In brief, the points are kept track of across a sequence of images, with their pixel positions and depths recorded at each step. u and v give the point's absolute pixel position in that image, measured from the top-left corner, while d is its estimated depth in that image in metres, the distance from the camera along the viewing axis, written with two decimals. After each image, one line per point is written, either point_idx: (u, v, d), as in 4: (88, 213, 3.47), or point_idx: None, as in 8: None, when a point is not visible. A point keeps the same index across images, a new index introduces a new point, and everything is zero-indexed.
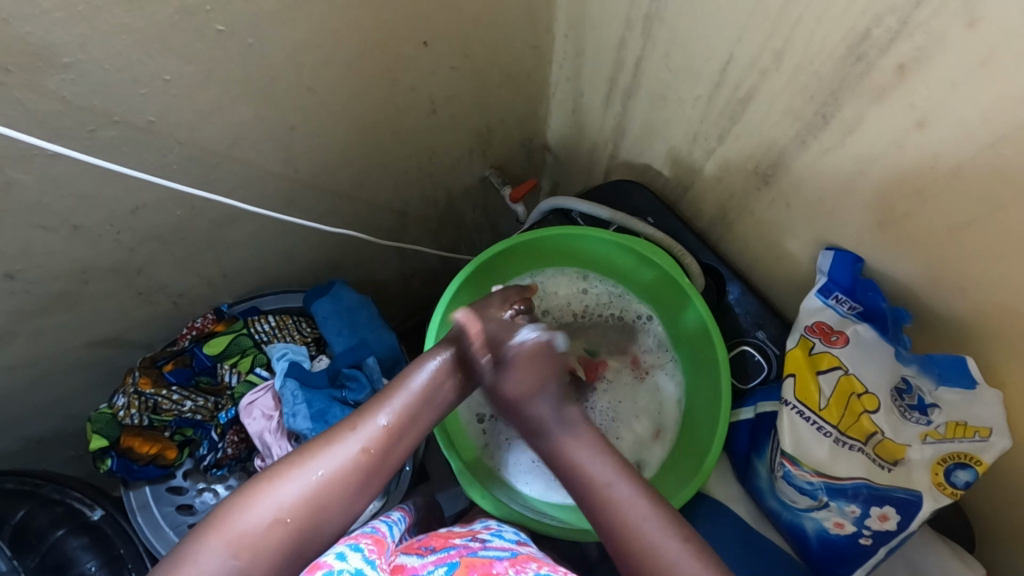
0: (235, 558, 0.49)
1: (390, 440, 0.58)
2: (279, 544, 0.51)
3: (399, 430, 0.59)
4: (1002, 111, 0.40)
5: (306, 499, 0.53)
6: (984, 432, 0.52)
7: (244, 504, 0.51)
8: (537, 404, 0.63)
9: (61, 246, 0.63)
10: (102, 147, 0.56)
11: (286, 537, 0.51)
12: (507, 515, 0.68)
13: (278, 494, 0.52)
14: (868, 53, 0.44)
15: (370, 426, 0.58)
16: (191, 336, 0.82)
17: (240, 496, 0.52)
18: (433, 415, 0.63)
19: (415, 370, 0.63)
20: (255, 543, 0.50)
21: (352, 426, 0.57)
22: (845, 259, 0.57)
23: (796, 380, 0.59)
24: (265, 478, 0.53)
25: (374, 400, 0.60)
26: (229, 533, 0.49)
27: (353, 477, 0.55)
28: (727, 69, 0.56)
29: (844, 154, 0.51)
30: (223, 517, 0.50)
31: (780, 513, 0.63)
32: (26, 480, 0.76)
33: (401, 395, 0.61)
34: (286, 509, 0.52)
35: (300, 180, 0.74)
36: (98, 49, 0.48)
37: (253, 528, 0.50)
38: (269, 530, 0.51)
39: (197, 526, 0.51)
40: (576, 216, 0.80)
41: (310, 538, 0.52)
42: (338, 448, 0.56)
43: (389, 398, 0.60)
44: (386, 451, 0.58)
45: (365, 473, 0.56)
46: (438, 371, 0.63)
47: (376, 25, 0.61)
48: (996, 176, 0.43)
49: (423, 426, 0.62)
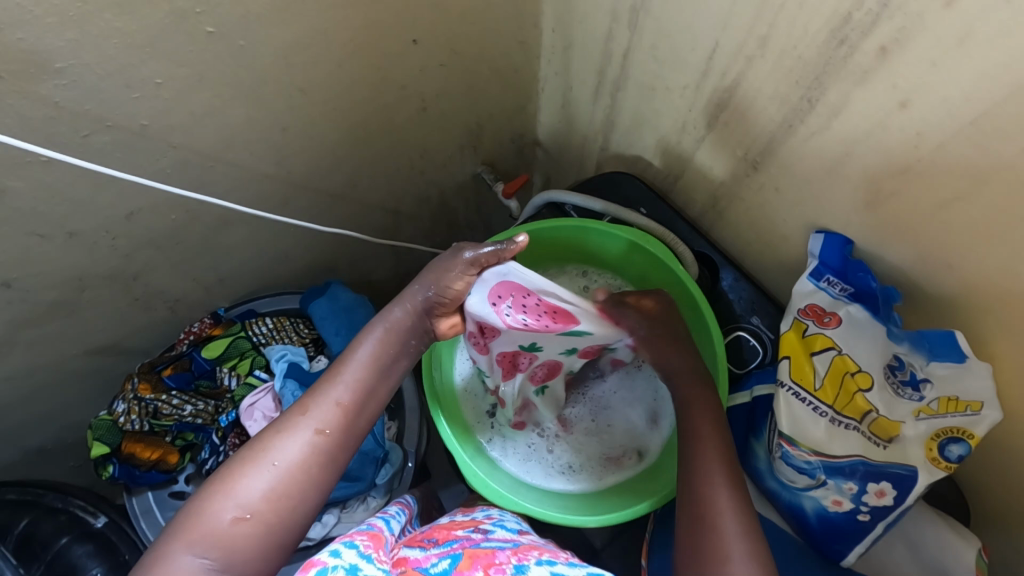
0: (206, 558, 0.49)
1: (344, 415, 0.58)
2: (249, 538, 0.51)
3: (354, 404, 0.59)
4: (981, 89, 0.41)
5: (268, 492, 0.52)
6: (975, 406, 0.53)
7: (206, 504, 0.51)
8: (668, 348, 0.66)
9: (57, 253, 0.63)
10: (95, 153, 0.56)
11: (256, 530, 0.51)
12: (510, 503, 0.69)
13: (239, 490, 0.52)
14: (850, 36, 0.45)
15: (322, 407, 0.57)
16: (189, 340, 0.82)
17: (203, 497, 0.52)
18: (387, 385, 0.62)
19: (359, 345, 0.62)
20: (223, 540, 0.50)
21: (303, 412, 0.57)
22: (834, 241, 0.58)
23: (791, 362, 0.60)
24: (223, 475, 0.53)
25: (325, 382, 0.60)
26: (195, 533, 0.49)
27: (313, 459, 0.55)
28: (713, 58, 0.57)
29: (831, 136, 0.52)
30: (187, 520, 0.50)
31: (779, 493, 0.63)
32: (28, 490, 0.77)
33: (350, 370, 0.60)
34: (252, 503, 0.51)
35: (293, 181, 0.75)
36: (90, 54, 0.49)
37: (218, 525, 0.50)
38: (236, 524, 0.50)
39: (163, 533, 0.51)
40: (569, 210, 0.81)
41: (281, 526, 0.52)
42: (291, 436, 0.55)
43: (338, 377, 0.60)
44: (342, 426, 0.58)
45: (327, 453, 0.56)
46: (383, 341, 0.63)
47: (364, 24, 0.61)
48: (978, 153, 0.44)
49: (377, 397, 0.61)
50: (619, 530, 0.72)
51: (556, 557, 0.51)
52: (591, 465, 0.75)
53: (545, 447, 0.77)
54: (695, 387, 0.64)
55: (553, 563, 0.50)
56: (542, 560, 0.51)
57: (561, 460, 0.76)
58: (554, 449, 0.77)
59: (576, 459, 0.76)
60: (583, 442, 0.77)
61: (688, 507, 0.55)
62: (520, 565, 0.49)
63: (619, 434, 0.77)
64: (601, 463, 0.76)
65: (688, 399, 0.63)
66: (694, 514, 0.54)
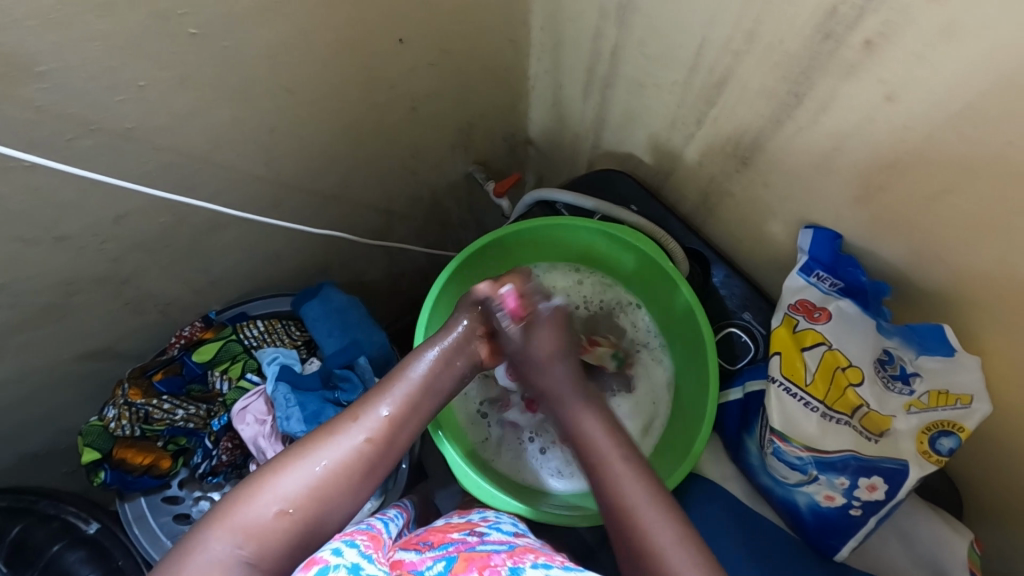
0: (241, 548, 0.49)
1: (391, 428, 0.58)
2: (286, 535, 0.51)
3: (401, 418, 0.60)
4: (968, 80, 0.40)
5: (310, 490, 0.53)
6: (965, 399, 0.53)
7: (250, 493, 0.52)
8: (551, 371, 0.67)
9: (44, 258, 0.62)
10: (81, 157, 0.56)
11: (293, 527, 0.51)
12: (505, 504, 0.69)
13: (283, 484, 0.52)
14: (836, 30, 0.45)
15: (373, 416, 0.58)
16: (180, 345, 0.81)
17: (247, 487, 0.53)
18: (432, 404, 0.63)
19: (414, 360, 0.63)
20: (261, 533, 0.50)
21: (353, 417, 0.58)
22: (824, 236, 0.58)
23: (781, 358, 0.59)
24: (271, 468, 0.54)
25: (376, 390, 0.61)
26: (237, 521, 0.50)
27: (358, 466, 0.56)
28: (701, 53, 0.57)
29: (819, 131, 0.52)
30: (230, 507, 0.51)
31: (773, 489, 0.63)
32: (21, 497, 0.76)
33: (402, 384, 0.61)
34: (293, 499, 0.52)
35: (283, 183, 0.74)
36: (72, 57, 0.48)
37: (260, 516, 0.51)
38: (277, 518, 0.51)
39: (204, 518, 0.51)
40: (560, 208, 0.80)
41: (315, 528, 0.53)
42: (341, 439, 0.56)
43: (390, 389, 0.61)
44: (388, 439, 0.58)
45: (370, 463, 0.56)
46: (436, 360, 0.64)
47: (351, 23, 0.61)
48: (965, 146, 0.44)
49: (423, 415, 0.62)
50: None
51: (552, 561, 0.51)
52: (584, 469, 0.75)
53: (537, 447, 0.77)
54: (580, 405, 0.65)
55: (549, 566, 0.50)
56: (538, 562, 0.50)
57: (552, 462, 0.77)
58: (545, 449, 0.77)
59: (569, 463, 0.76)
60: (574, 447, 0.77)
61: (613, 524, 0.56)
62: (515, 567, 0.49)
63: None
64: None
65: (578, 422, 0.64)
66: (621, 531, 0.55)
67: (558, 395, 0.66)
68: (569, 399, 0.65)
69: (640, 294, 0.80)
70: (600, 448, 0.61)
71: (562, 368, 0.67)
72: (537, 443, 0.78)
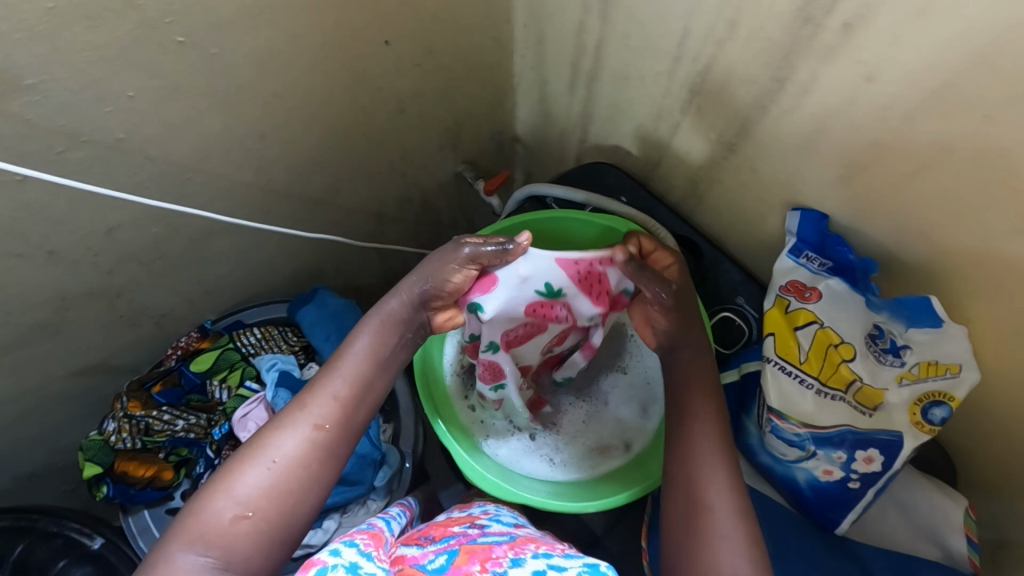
0: (208, 556, 0.48)
1: (343, 410, 0.56)
2: (251, 536, 0.50)
3: (353, 397, 0.57)
4: (944, 58, 0.42)
5: (267, 489, 0.51)
6: (955, 368, 0.55)
7: (204, 502, 0.50)
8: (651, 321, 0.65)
9: (37, 274, 0.62)
10: (72, 170, 0.56)
11: (256, 527, 0.50)
12: (512, 496, 0.70)
13: (238, 487, 0.51)
14: (815, 15, 0.46)
15: (321, 401, 0.56)
16: (177, 356, 0.82)
17: (202, 496, 0.51)
18: (388, 378, 0.61)
19: (354, 339, 0.60)
20: (223, 539, 0.49)
21: (300, 408, 0.56)
22: (811, 217, 0.60)
23: (775, 339, 0.61)
24: (222, 474, 0.52)
25: (320, 375, 0.58)
26: (196, 532, 0.49)
27: (314, 456, 0.54)
28: (684, 44, 0.58)
29: (802, 114, 0.53)
30: (186, 519, 0.49)
31: (773, 468, 0.64)
32: (20, 516, 0.75)
33: (347, 363, 0.59)
34: (251, 500, 0.50)
35: (274, 189, 0.74)
36: (59, 68, 0.48)
37: (218, 524, 0.49)
38: (236, 523, 0.49)
39: (166, 531, 0.50)
40: (551, 202, 0.81)
41: (283, 522, 0.51)
42: (289, 431, 0.54)
43: (334, 372, 0.58)
44: (342, 421, 0.56)
45: (326, 449, 0.55)
46: (381, 331, 0.60)
47: (338, 25, 0.61)
48: (943, 123, 0.45)
49: (378, 390, 0.60)
50: (620, 515, 0.73)
51: (553, 550, 0.51)
52: (579, 457, 0.76)
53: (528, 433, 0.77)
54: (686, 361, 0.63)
55: (549, 556, 0.50)
56: (538, 553, 0.51)
57: (544, 449, 0.77)
58: (537, 437, 0.77)
59: (562, 451, 0.76)
60: (571, 434, 0.77)
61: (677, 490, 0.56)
62: (516, 559, 0.49)
63: (611, 424, 0.77)
64: (590, 456, 0.76)
65: (680, 373, 0.63)
66: (685, 517, 0.54)
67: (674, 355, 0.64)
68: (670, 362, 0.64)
69: None
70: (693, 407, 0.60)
71: (681, 326, 0.64)
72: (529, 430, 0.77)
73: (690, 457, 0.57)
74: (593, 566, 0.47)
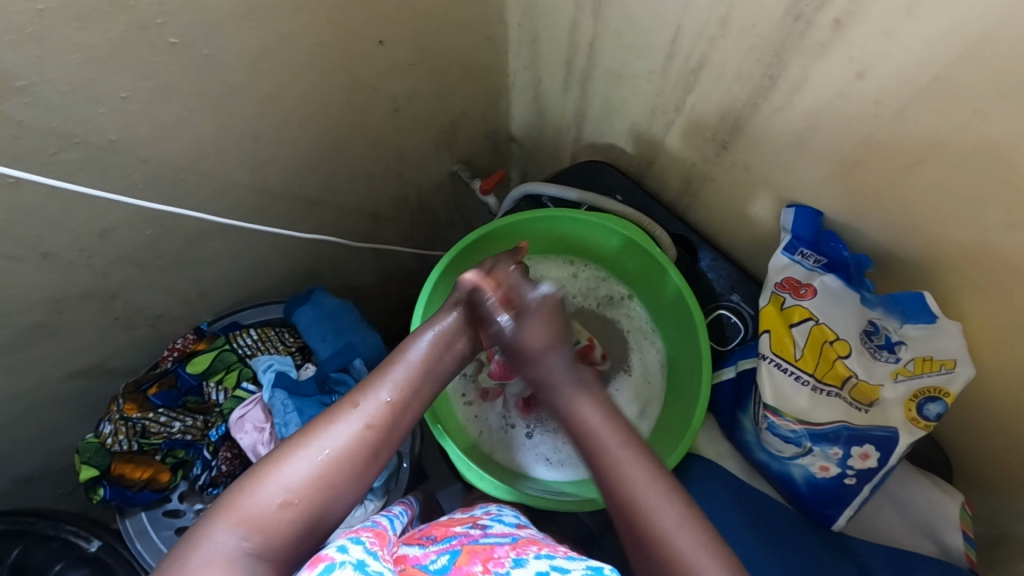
0: (248, 541, 0.47)
1: (393, 412, 0.57)
2: (291, 526, 0.49)
3: (403, 402, 0.58)
4: (934, 54, 0.42)
5: (313, 480, 0.51)
6: (949, 364, 0.55)
7: (251, 485, 0.50)
8: (546, 361, 0.65)
9: (31, 277, 0.62)
10: (64, 171, 0.56)
11: (299, 517, 0.49)
12: (509, 494, 0.70)
13: (286, 474, 0.51)
14: (806, 11, 0.46)
15: (374, 402, 0.57)
16: (173, 357, 0.81)
17: (248, 479, 0.51)
18: (433, 390, 0.62)
19: (410, 346, 0.62)
20: (266, 525, 0.48)
21: (353, 405, 0.56)
22: (805, 213, 0.59)
23: (771, 336, 0.61)
24: (271, 459, 0.52)
25: (374, 377, 0.59)
26: (241, 514, 0.48)
27: (360, 454, 0.54)
28: (677, 42, 0.58)
29: (794, 111, 0.53)
30: (231, 500, 0.49)
31: (769, 464, 0.64)
32: (17, 520, 0.75)
33: (401, 368, 0.60)
34: (297, 487, 0.50)
35: (268, 189, 0.74)
36: (51, 70, 0.48)
37: (264, 508, 0.49)
38: (282, 510, 0.49)
39: (206, 512, 0.49)
40: (546, 202, 0.81)
41: (323, 516, 0.51)
42: (341, 426, 0.54)
43: (387, 374, 0.59)
44: (391, 424, 0.57)
45: (372, 450, 0.55)
46: (435, 342, 0.63)
47: (331, 26, 0.61)
48: (934, 119, 0.45)
49: (425, 400, 0.61)
50: None
51: (556, 551, 0.51)
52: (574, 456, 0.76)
53: (527, 431, 0.78)
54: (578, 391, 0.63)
55: (552, 557, 0.50)
56: (541, 553, 0.51)
57: (541, 449, 0.77)
58: (533, 434, 0.78)
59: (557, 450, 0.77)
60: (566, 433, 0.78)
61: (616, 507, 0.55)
62: (519, 559, 0.49)
63: None
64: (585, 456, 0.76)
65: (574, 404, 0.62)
66: (634, 536, 0.53)
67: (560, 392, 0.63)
68: (566, 391, 0.63)
69: (631, 284, 0.81)
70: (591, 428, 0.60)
71: (546, 360, 0.65)
72: (527, 426, 0.78)
73: (613, 473, 0.56)
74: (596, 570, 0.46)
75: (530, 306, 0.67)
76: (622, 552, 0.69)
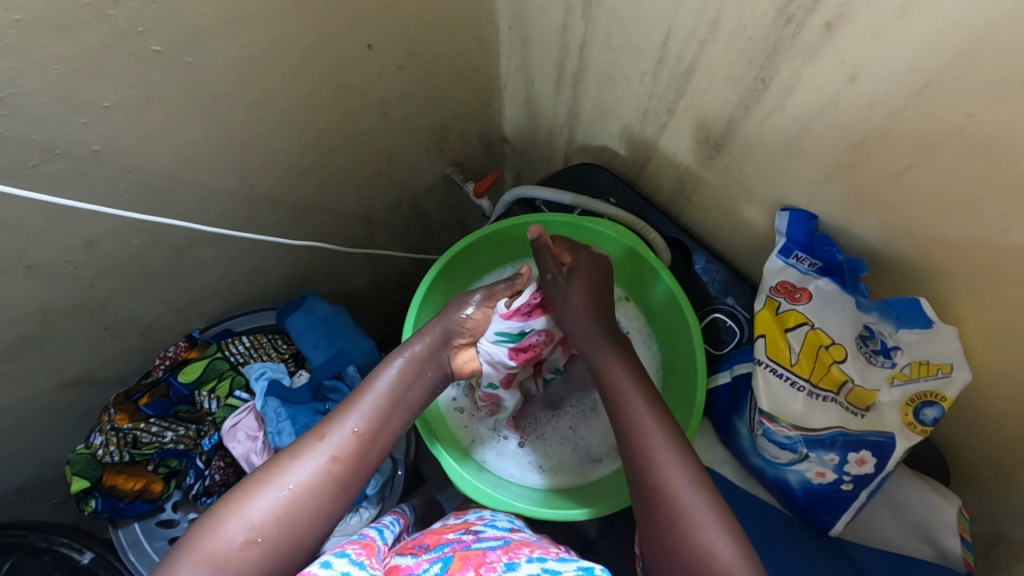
0: None
1: (360, 444, 0.56)
2: (256, 563, 0.49)
3: (369, 433, 0.58)
4: (926, 58, 0.41)
5: (277, 516, 0.50)
6: (946, 368, 0.54)
7: (215, 524, 0.49)
8: (586, 316, 0.66)
9: (16, 289, 0.61)
10: (47, 182, 0.55)
11: (263, 555, 0.49)
12: (502, 505, 0.69)
13: (249, 511, 0.50)
14: (797, 14, 0.45)
15: (340, 433, 0.56)
16: (164, 365, 0.81)
17: (213, 517, 0.50)
18: (401, 418, 0.61)
19: (380, 372, 0.62)
20: (230, 564, 0.48)
21: (319, 436, 0.56)
22: (799, 217, 0.59)
23: (766, 340, 0.60)
24: (236, 497, 0.51)
25: (341, 408, 0.59)
26: (205, 555, 0.47)
27: (326, 488, 0.53)
28: (668, 44, 0.57)
29: (787, 114, 0.53)
30: (194, 540, 0.49)
31: (765, 469, 0.64)
32: (8, 532, 0.71)
33: (369, 397, 0.60)
34: (260, 525, 0.50)
35: (257, 197, 0.73)
36: (30, 81, 0.47)
37: (227, 548, 0.48)
38: (244, 548, 0.49)
39: (171, 552, 0.49)
40: (539, 205, 0.80)
41: (289, 552, 0.50)
42: (308, 459, 0.54)
43: (355, 405, 0.59)
44: (357, 457, 0.56)
45: (339, 482, 0.54)
46: (405, 369, 0.63)
47: (318, 32, 0.60)
48: (929, 122, 0.45)
49: (393, 428, 0.60)
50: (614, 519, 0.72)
51: (547, 554, 0.51)
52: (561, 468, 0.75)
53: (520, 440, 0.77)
54: (609, 353, 0.64)
55: (544, 559, 0.49)
56: (533, 557, 0.50)
57: (533, 456, 0.77)
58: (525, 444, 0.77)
59: (548, 459, 0.76)
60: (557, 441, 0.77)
61: (642, 506, 0.55)
62: (510, 563, 0.49)
63: (599, 430, 0.77)
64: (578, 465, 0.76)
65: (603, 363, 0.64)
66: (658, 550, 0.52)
67: (595, 343, 0.65)
68: (597, 345, 0.65)
69: (627, 286, 0.80)
70: (623, 415, 0.60)
71: (592, 318, 0.66)
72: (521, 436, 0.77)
73: (638, 466, 0.56)
74: (588, 570, 0.47)
75: (580, 265, 0.67)
76: (620, 558, 0.69)
